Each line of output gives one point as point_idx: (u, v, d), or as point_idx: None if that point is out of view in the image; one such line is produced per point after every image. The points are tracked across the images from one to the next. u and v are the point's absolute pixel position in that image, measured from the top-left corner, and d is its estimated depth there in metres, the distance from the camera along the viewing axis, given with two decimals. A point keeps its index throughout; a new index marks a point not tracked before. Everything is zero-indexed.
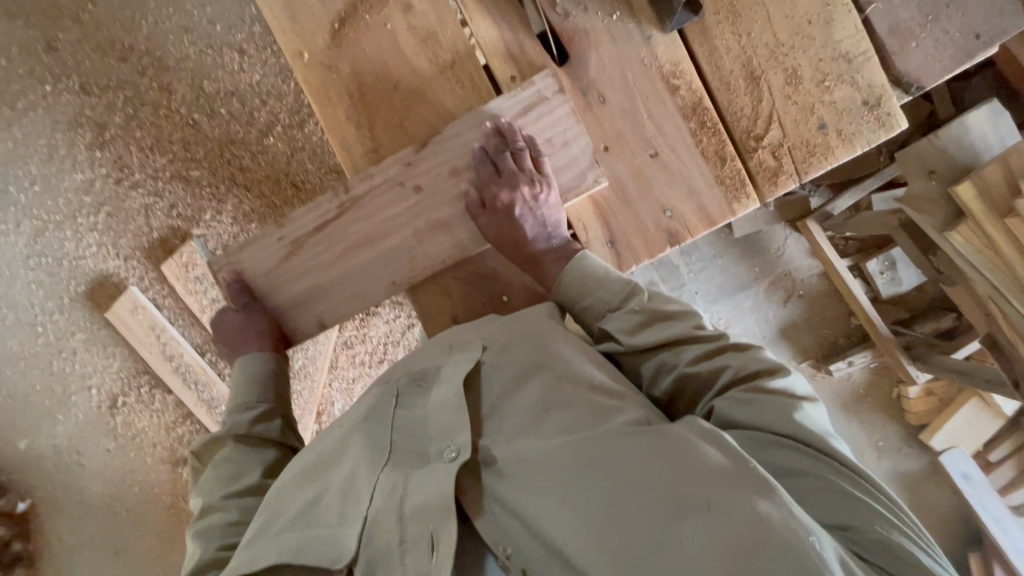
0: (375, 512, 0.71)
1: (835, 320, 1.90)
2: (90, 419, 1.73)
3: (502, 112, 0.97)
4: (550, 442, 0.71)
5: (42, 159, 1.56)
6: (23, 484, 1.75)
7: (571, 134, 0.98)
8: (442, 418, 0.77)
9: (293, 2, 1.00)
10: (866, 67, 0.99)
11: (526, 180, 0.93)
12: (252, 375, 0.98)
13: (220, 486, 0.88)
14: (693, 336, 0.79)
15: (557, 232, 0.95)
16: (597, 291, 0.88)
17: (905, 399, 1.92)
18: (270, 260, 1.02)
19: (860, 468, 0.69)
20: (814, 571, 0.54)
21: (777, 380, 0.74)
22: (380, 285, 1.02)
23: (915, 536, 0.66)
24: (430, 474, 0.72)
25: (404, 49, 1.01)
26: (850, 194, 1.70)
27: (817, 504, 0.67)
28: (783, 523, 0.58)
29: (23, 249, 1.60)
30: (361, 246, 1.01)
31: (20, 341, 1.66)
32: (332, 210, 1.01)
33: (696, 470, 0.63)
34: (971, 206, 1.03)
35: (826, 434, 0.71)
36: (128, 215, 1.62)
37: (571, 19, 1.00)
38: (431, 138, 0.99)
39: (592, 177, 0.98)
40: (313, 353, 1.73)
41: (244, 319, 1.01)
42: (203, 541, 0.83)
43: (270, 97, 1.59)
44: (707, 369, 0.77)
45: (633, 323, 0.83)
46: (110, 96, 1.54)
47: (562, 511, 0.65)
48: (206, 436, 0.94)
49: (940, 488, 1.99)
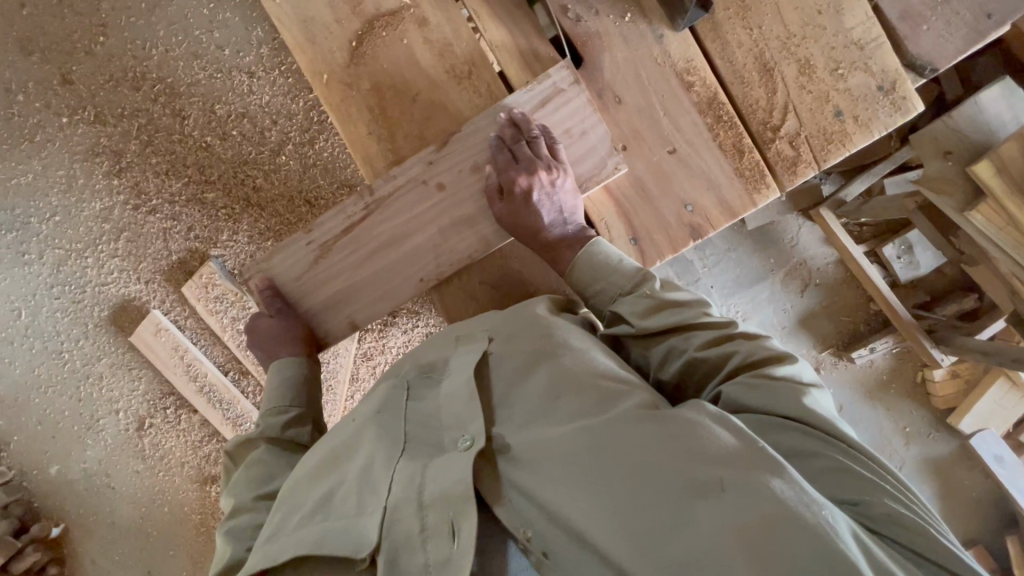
0: (394, 501, 0.72)
1: (853, 306, 1.89)
2: (118, 442, 1.76)
3: (519, 105, 0.98)
4: (561, 428, 0.71)
5: (60, 190, 1.60)
6: (55, 509, 1.78)
7: (589, 123, 0.99)
8: (455, 408, 0.78)
9: (309, 23, 1.03)
10: (879, 53, 0.99)
11: (543, 166, 0.94)
12: (287, 378, 1.00)
13: (250, 487, 0.88)
14: (701, 321, 0.80)
15: (573, 218, 0.97)
16: (609, 276, 0.89)
17: (930, 382, 1.90)
18: (302, 263, 1.05)
19: (868, 449, 0.68)
20: (829, 547, 0.54)
21: (784, 367, 0.74)
22: (408, 283, 1.04)
23: (927, 512, 0.65)
24: (447, 463, 0.73)
25: (420, 62, 1.03)
26: (861, 180, 1.70)
27: (828, 482, 0.66)
28: (796, 501, 0.57)
29: (47, 279, 1.64)
30: (385, 248, 1.03)
31: (47, 368, 1.70)
32: (359, 213, 1.03)
33: (705, 453, 0.63)
34: (991, 184, 1.03)
35: (834, 417, 0.71)
36: (147, 240, 1.65)
37: (583, 23, 1.02)
38: (451, 137, 1.00)
39: (612, 165, 1.00)
40: (334, 367, 1.76)
41: (279, 324, 1.02)
42: (233, 539, 0.82)
43: (280, 116, 1.62)
44: (717, 354, 0.77)
45: (644, 307, 0.84)
46: (126, 124, 1.58)
47: (575, 495, 0.65)
48: (240, 436, 0.94)
49: (971, 472, 1.97)
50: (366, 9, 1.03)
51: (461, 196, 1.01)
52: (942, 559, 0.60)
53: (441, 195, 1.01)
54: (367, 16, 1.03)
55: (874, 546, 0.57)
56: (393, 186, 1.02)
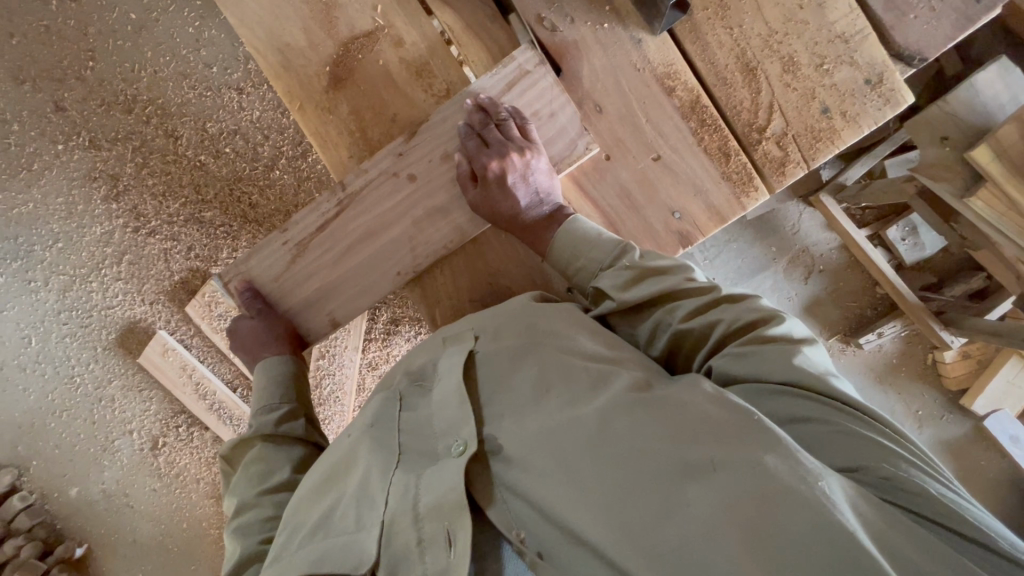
0: (391, 515, 0.71)
1: (859, 291, 1.86)
2: (134, 462, 1.79)
3: (486, 90, 0.98)
4: (553, 420, 0.71)
5: (61, 217, 1.61)
6: (78, 530, 1.81)
7: (557, 103, 0.98)
8: (446, 414, 0.78)
9: (286, 47, 1.02)
10: (864, 46, 0.97)
11: (516, 148, 0.93)
12: (276, 375, 1.00)
13: (252, 485, 0.89)
14: (683, 289, 0.79)
15: (549, 198, 0.96)
16: (588, 251, 0.88)
17: (941, 363, 1.87)
18: (279, 265, 1.05)
19: (867, 408, 0.65)
20: (828, 519, 0.52)
21: (775, 328, 0.71)
22: (386, 277, 1.03)
23: (932, 470, 0.61)
24: (441, 471, 0.72)
25: (398, 83, 1.02)
26: (862, 162, 1.66)
27: (825, 449, 0.64)
28: (793, 475, 0.55)
29: (54, 306, 1.66)
30: (362, 242, 1.03)
31: (61, 394, 1.72)
32: (332, 210, 1.03)
33: (697, 431, 0.62)
34: (992, 169, 1.00)
35: (828, 375, 0.68)
36: (149, 261, 1.67)
37: (560, 33, 0.99)
38: (419, 127, 1.00)
39: (582, 145, 0.98)
40: (339, 379, 1.76)
41: (256, 324, 1.02)
42: (241, 537, 0.83)
43: (272, 131, 1.61)
44: (701, 325, 0.76)
45: (625, 279, 0.83)
46: (120, 147, 1.58)
47: (565, 487, 0.64)
48: (234, 438, 0.94)
49: (984, 450, 1.95)
50: (341, 32, 1.02)
51: (445, 202, 1.01)
52: (949, 520, 0.56)
53: (424, 202, 1.01)
54: (342, 38, 1.02)
55: (873, 513, 0.55)
56: (375, 198, 1.01)
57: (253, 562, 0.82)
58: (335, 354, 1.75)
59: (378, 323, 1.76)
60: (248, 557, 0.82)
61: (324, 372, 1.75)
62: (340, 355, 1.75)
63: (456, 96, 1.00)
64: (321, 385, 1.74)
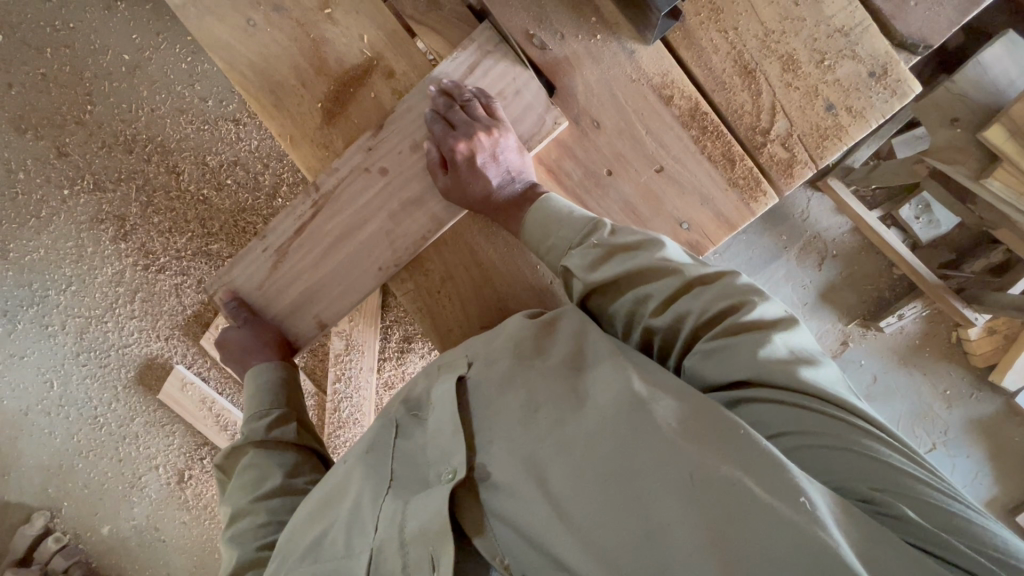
0: (379, 542, 0.71)
1: (874, 273, 1.83)
2: (162, 496, 1.81)
3: (448, 75, 0.97)
4: (540, 442, 0.69)
5: (72, 261, 1.63)
6: (113, 566, 1.84)
7: (521, 81, 0.98)
8: (440, 441, 0.77)
9: (276, 85, 1.02)
10: (866, 37, 0.94)
11: (482, 127, 0.92)
12: (264, 384, 1.00)
13: (246, 491, 0.92)
14: (653, 266, 0.77)
15: (521, 175, 0.95)
16: (558, 229, 0.87)
17: (967, 341, 1.82)
18: (261, 271, 1.04)
19: (871, 417, 0.66)
20: (802, 539, 0.52)
21: (749, 317, 0.70)
22: (367, 275, 1.02)
23: (941, 485, 0.62)
24: (427, 497, 0.72)
25: (387, 109, 1.02)
26: (867, 144, 1.64)
27: (819, 462, 0.64)
28: (771, 496, 0.55)
29: (73, 348, 1.68)
30: (339, 243, 1.02)
31: (86, 435, 1.74)
32: (308, 211, 1.02)
33: (678, 447, 0.61)
34: (1004, 148, 0.98)
35: (810, 371, 0.67)
36: (161, 298, 1.67)
37: (550, 50, 0.98)
38: (386, 119, 0.99)
39: (551, 120, 0.97)
40: (357, 401, 1.75)
41: (241, 333, 1.01)
42: (236, 543, 0.86)
43: (271, 158, 1.61)
44: (673, 316, 0.75)
45: (594, 258, 0.82)
46: (124, 188, 1.60)
47: (546, 516, 0.64)
48: (225, 448, 0.96)
49: (1015, 425, 1.92)
50: (330, 64, 1.01)
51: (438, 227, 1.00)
52: (938, 547, 0.56)
53: (417, 230, 1.01)
54: (330, 70, 1.01)
55: (853, 531, 0.55)
56: (367, 226, 1.01)
57: (253, 566, 0.85)
58: (349, 376, 1.73)
59: (391, 342, 1.75)
60: (243, 563, 0.85)
61: (342, 394, 1.74)
62: (357, 375, 1.73)
63: (421, 84, 0.99)
64: (341, 407, 1.74)
